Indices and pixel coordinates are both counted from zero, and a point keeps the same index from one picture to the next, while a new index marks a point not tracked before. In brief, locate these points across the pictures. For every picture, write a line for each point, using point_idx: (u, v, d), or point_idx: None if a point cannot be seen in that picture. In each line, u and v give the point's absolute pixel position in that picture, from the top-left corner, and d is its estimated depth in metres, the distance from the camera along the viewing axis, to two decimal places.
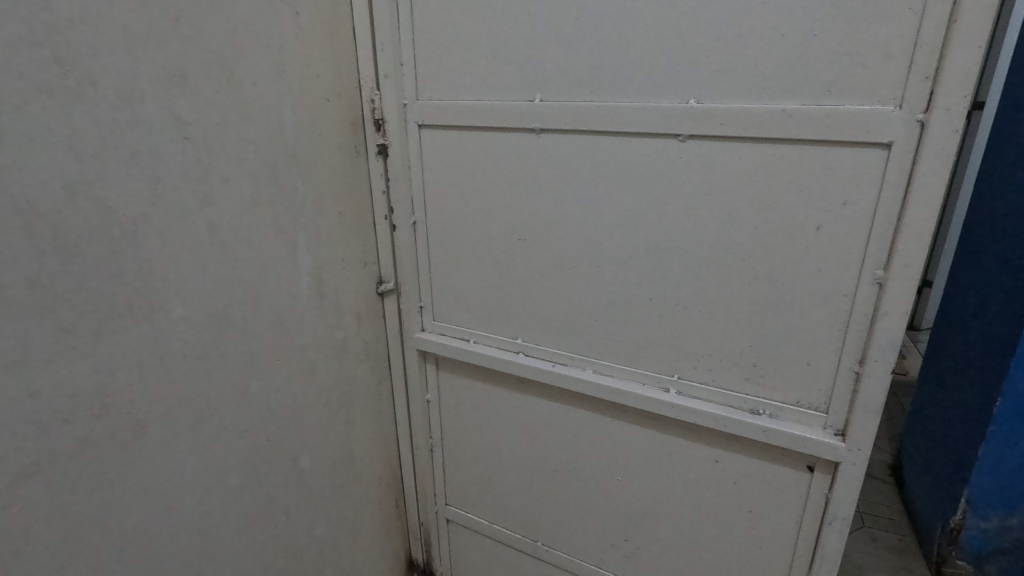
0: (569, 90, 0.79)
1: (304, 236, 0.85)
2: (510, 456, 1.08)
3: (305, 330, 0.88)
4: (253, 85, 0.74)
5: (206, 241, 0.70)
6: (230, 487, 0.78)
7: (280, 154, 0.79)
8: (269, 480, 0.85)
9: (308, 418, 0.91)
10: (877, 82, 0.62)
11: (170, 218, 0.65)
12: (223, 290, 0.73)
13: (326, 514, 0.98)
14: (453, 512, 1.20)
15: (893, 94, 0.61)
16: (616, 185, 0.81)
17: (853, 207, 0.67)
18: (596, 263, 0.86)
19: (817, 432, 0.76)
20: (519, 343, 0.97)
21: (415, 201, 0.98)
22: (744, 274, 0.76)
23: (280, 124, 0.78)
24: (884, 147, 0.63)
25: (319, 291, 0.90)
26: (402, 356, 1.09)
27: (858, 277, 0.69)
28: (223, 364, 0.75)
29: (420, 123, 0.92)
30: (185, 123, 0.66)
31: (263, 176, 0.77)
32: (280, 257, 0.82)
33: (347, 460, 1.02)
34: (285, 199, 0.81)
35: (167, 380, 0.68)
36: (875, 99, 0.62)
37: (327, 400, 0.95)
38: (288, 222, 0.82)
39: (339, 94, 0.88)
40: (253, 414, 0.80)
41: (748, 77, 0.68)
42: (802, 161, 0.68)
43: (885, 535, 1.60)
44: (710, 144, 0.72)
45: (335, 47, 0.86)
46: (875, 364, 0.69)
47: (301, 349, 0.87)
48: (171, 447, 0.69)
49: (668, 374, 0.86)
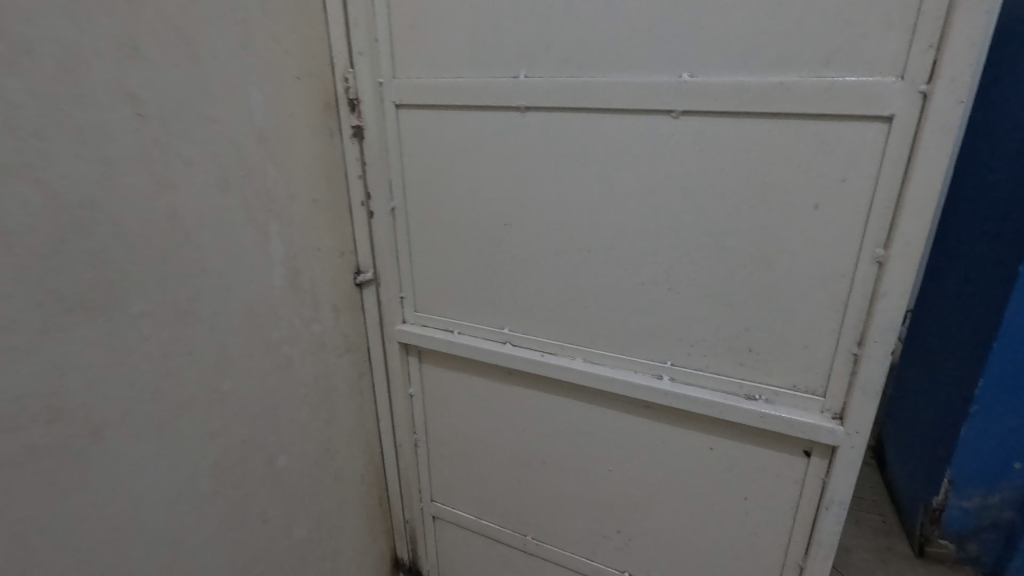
0: (555, 66, 0.76)
1: (276, 223, 0.80)
2: (498, 450, 1.05)
3: (278, 323, 0.83)
4: (213, 59, 0.68)
5: (165, 228, 0.65)
6: (201, 492, 0.73)
7: (246, 135, 0.74)
8: (244, 483, 0.80)
9: (283, 416, 0.86)
10: (878, 51, 0.59)
11: (124, 203, 0.60)
12: (186, 282, 0.68)
13: (304, 515, 0.93)
14: (439, 508, 1.16)
15: (893, 65, 0.59)
16: (605, 165, 0.77)
17: (852, 184, 0.64)
18: (585, 248, 0.83)
19: (814, 417, 0.74)
20: (505, 332, 0.94)
21: (393, 186, 0.93)
22: (738, 256, 0.73)
23: (246, 102, 0.73)
24: (884, 121, 0.61)
25: (294, 282, 0.85)
26: (382, 349, 1.04)
27: (857, 256, 0.66)
28: (190, 360, 0.70)
29: (397, 103, 0.87)
30: (137, 99, 0.60)
31: (229, 158, 0.72)
32: (249, 247, 0.76)
33: (326, 459, 0.97)
34: (254, 184, 0.76)
35: (126, 379, 0.63)
36: (876, 70, 0.60)
37: (304, 397, 0.90)
38: (257, 209, 0.77)
39: (310, 72, 0.83)
40: (223, 413, 0.75)
41: (742, 49, 0.65)
42: (800, 136, 0.65)
43: (869, 516, 1.61)
44: (702, 121, 0.70)
45: (304, 21, 0.80)
46: (875, 346, 0.67)
47: (274, 343, 0.83)
48: (133, 451, 0.64)
49: (660, 360, 0.83)
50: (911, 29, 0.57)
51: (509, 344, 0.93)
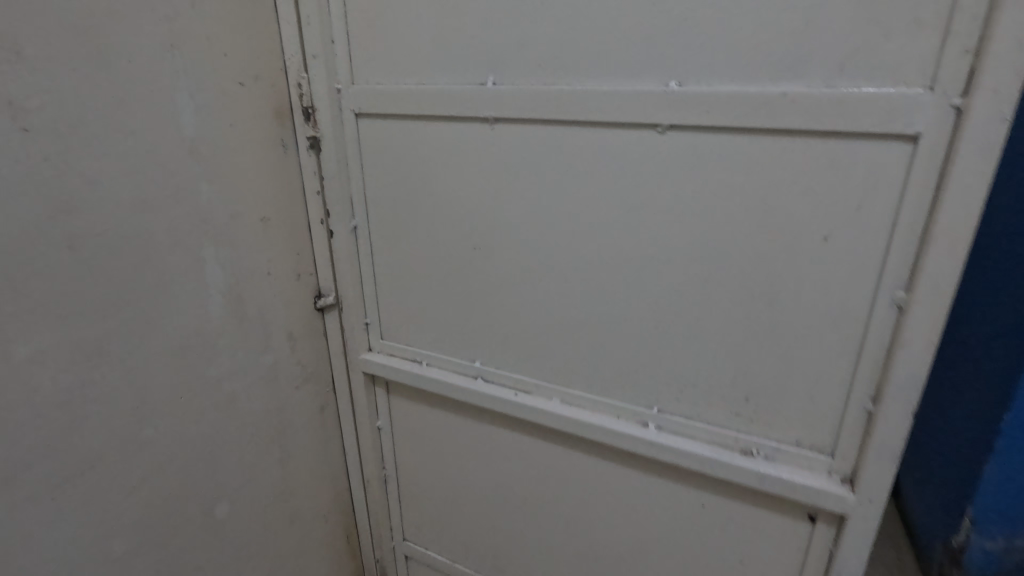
0: (525, 71, 0.66)
1: (216, 246, 0.72)
2: (473, 491, 0.95)
3: (219, 358, 0.74)
4: (129, 63, 0.59)
5: (66, 260, 0.56)
6: (117, 553, 0.65)
7: (174, 150, 0.65)
8: (176, 536, 0.72)
9: (225, 460, 0.77)
10: (904, 56, 0.49)
11: (8, 233, 0.51)
12: (96, 319, 0.59)
13: (253, 564, 0.85)
14: (411, 548, 1.07)
15: (923, 73, 0.49)
16: (584, 185, 0.67)
17: (869, 213, 0.54)
18: (562, 277, 0.73)
19: (821, 479, 0.64)
20: (476, 366, 0.84)
21: (355, 203, 0.84)
22: (734, 293, 0.63)
23: (173, 112, 0.64)
24: (910, 140, 0.51)
25: (238, 310, 0.76)
26: (347, 380, 0.95)
27: (874, 298, 0.56)
28: (103, 406, 0.61)
29: (357, 112, 0.78)
30: (26, 112, 0.51)
31: (153, 175, 0.63)
32: (180, 275, 0.68)
33: (282, 500, 0.89)
34: (185, 204, 0.67)
35: (16, 436, 0.54)
36: (900, 79, 0.50)
37: (252, 436, 0.81)
38: (190, 232, 0.68)
39: (257, 77, 0.74)
40: (148, 464, 0.67)
41: (740, 53, 0.55)
42: (807, 157, 0.55)
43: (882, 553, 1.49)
44: (693, 136, 0.60)
45: (249, 19, 0.71)
46: (894, 404, 0.57)
47: (214, 380, 0.74)
48: (26, 517, 0.56)
49: (645, 407, 0.73)
50: (944, 30, 0.47)
51: (480, 380, 0.84)
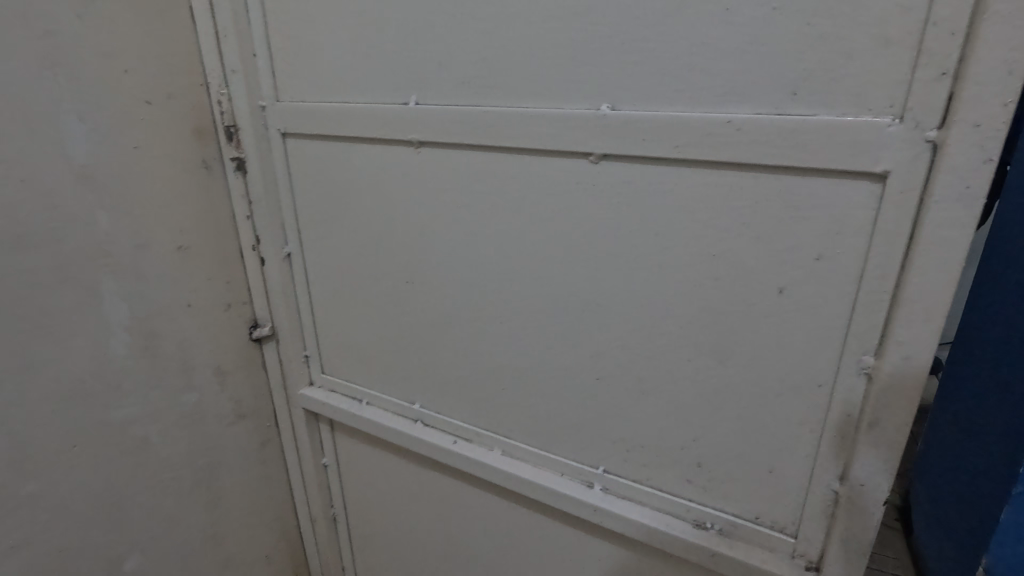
0: (446, 89, 0.58)
1: (118, 281, 0.65)
2: (421, 539, 0.88)
3: (123, 402, 0.68)
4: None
5: None
6: None
7: (60, 179, 0.59)
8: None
9: (134, 509, 0.72)
10: (869, 79, 0.40)
11: None
12: None
13: None
14: None
15: (891, 100, 0.40)
16: (515, 218, 0.59)
17: (831, 264, 0.45)
18: (498, 319, 0.65)
19: (782, 562, 0.55)
20: (416, 409, 0.77)
21: (287, 228, 0.77)
22: (681, 347, 0.54)
23: (57, 138, 0.58)
24: (878, 179, 0.42)
25: (149, 348, 0.70)
26: (289, 415, 0.89)
27: (839, 363, 0.47)
28: None
29: (283, 131, 0.71)
30: None
31: (31, 207, 0.57)
32: (72, 315, 0.62)
33: (211, 546, 0.83)
34: (77, 238, 0.61)
35: None
36: (866, 107, 0.41)
37: (171, 481, 0.76)
38: (83, 268, 0.62)
39: (169, 95, 0.67)
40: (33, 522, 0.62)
41: (679, 73, 0.46)
42: (758, 196, 0.46)
43: None
44: (630, 167, 0.51)
45: (155, 32, 0.65)
46: (862, 489, 0.48)
47: (117, 426, 0.68)
48: None
49: (591, 466, 0.65)
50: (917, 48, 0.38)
51: (420, 425, 0.77)
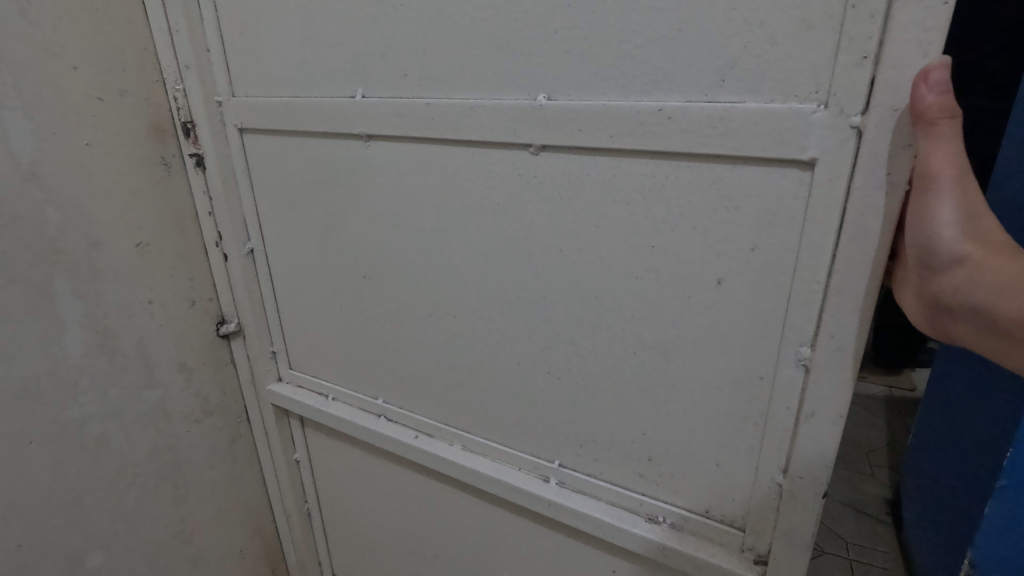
0: (391, 82, 0.57)
1: (73, 279, 0.66)
2: (391, 534, 0.88)
3: (82, 399, 0.69)
4: None
5: None
6: None
7: (9, 177, 0.59)
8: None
9: (98, 506, 0.72)
10: (795, 65, 0.39)
11: None
12: None
13: None
14: None
15: (816, 86, 0.39)
16: (462, 212, 0.59)
17: (766, 255, 0.45)
18: (450, 313, 0.64)
19: (731, 556, 0.55)
20: (379, 404, 0.77)
21: (249, 225, 0.77)
22: (626, 340, 0.54)
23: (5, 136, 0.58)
24: (805, 167, 0.41)
25: (107, 346, 0.70)
26: (258, 411, 0.89)
27: (777, 355, 0.47)
28: None
29: (239, 127, 0.71)
30: None
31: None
32: (25, 313, 0.62)
33: (179, 543, 0.83)
34: (28, 236, 0.61)
35: None
36: (792, 93, 0.40)
37: (135, 478, 0.76)
38: (36, 266, 0.62)
39: (123, 91, 0.67)
40: None
41: (611, 62, 0.46)
42: (693, 187, 0.46)
43: None
44: (569, 159, 0.50)
45: (106, 28, 0.65)
46: (802, 482, 0.48)
47: (76, 424, 0.69)
48: None
49: (547, 460, 0.65)
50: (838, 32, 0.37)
51: (384, 421, 0.76)
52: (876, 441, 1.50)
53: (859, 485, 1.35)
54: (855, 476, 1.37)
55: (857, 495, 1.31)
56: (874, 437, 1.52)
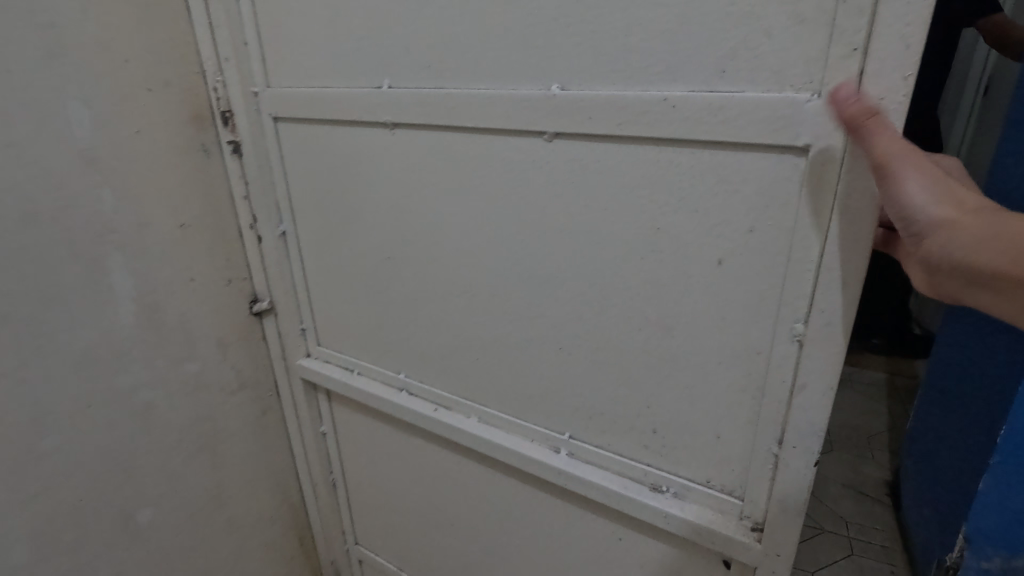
0: (415, 73, 0.61)
1: (124, 256, 0.72)
2: (412, 503, 0.93)
3: (133, 367, 0.75)
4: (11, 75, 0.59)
5: None
6: (25, 557, 0.68)
7: (69, 160, 0.65)
8: (86, 543, 0.74)
9: (145, 466, 0.79)
10: (788, 56, 0.42)
11: None
12: None
13: (186, 567, 0.87)
14: (363, 552, 1.07)
15: (808, 75, 0.42)
16: (480, 195, 0.63)
17: (762, 236, 0.48)
18: (470, 292, 0.68)
19: (728, 523, 0.58)
20: (401, 378, 0.81)
21: (281, 208, 0.82)
22: (632, 317, 0.57)
23: (65, 124, 0.64)
24: (800, 153, 0.44)
25: (154, 319, 0.76)
26: (288, 385, 0.95)
27: (773, 331, 0.49)
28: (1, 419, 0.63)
29: (274, 115, 0.76)
30: None
31: (42, 186, 0.63)
32: (85, 286, 0.68)
33: (216, 505, 0.90)
34: (85, 215, 0.67)
35: None
36: (786, 83, 0.43)
37: (178, 442, 0.82)
38: (92, 243, 0.68)
39: (169, 82, 0.73)
40: (55, 471, 0.69)
41: (619, 53, 0.49)
42: (695, 171, 0.49)
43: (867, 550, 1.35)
44: (580, 145, 0.54)
45: (155, 22, 0.70)
46: (794, 450, 0.51)
47: (126, 389, 0.75)
48: None
49: (558, 432, 0.68)
50: (829, 25, 0.40)
51: (405, 394, 0.81)
52: (881, 427, 1.80)
53: (862, 469, 1.62)
54: (856, 460, 1.67)
55: (860, 479, 1.59)
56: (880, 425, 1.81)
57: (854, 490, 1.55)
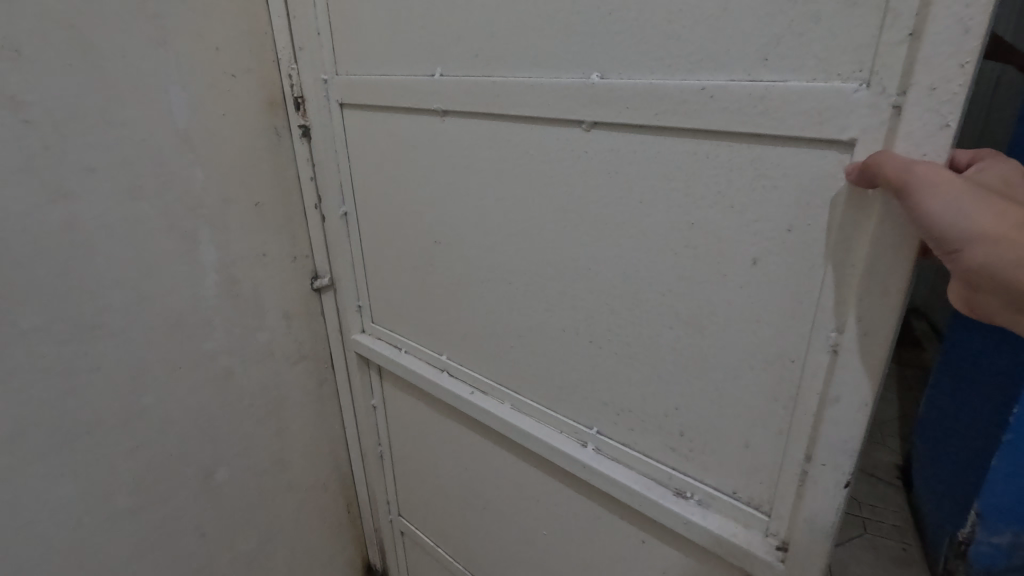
0: (466, 62, 0.62)
1: (208, 228, 0.79)
2: (449, 481, 0.96)
3: (211, 330, 0.82)
4: (120, 61, 0.66)
5: (65, 238, 0.65)
6: (117, 494, 0.76)
7: (164, 138, 0.72)
8: (170, 490, 0.82)
9: (217, 422, 0.86)
10: (839, 43, 0.39)
11: (11, 215, 0.61)
12: (95, 290, 0.69)
13: (249, 519, 0.94)
14: (405, 524, 1.11)
15: (859, 64, 0.39)
16: (522, 183, 0.63)
17: (802, 236, 0.45)
18: (507, 279, 0.69)
19: (752, 538, 0.55)
20: (444, 359, 0.84)
21: (340, 190, 0.87)
22: (665, 315, 0.56)
23: (162, 106, 0.71)
24: (845, 148, 0.41)
25: (229, 287, 0.83)
26: (344, 358, 1.00)
27: (810, 339, 0.46)
28: (100, 369, 0.71)
29: (340, 102, 0.80)
30: (24, 106, 0.60)
31: (142, 162, 0.70)
32: (174, 255, 0.76)
33: (277, 465, 0.97)
34: (177, 190, 0.74)
35: (25, 388, 0.65)
36: (835, 73, 0.40)
37: (246, 403, 0.89)
38: (182, 216, 0.75)
39: (249, 70, 0.79)
40: (143, 419, 0.77)
41: (661, 41, 0.47)
42: (733, 165, 0.47)
43: (880, 534, 1.35)
44: (620, 136, 0.53)
45: (241, 14, 0.76)
46: (825, 469, 0.48)
47: (205, 351, 0.82)
48: (32, 456, 0.67)
49: (586, 425, 0.68)
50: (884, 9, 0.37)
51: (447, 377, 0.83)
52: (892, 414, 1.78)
53: (873, 453, 1.62)
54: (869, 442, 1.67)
55: (871, 462, 1.59)
56: (890, 413, 1.79)
57: (867, 475, 1.53)
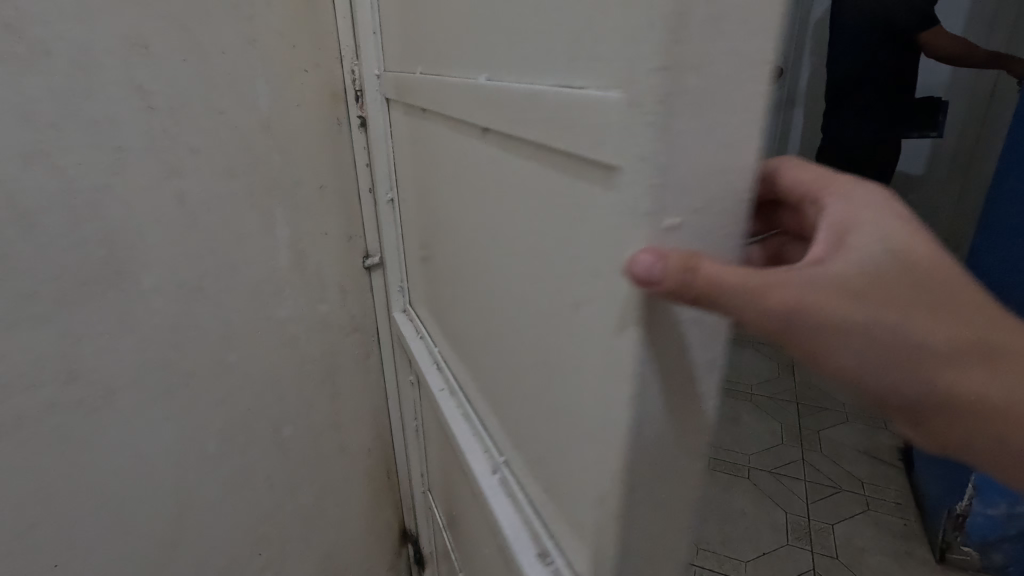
0: (434, 61, 0.64)
1: (285, 208, 0.85)
2: (445, 470, 1.01)
3: (286, 303, 0.89)
4: (223, 55, 0.71)
5: (177, 213, 0.70)
6: (207, 453, 0.82)
7: (253, 125, 0.77)
8: (250, 448, 0.88)
9: (288, 389, 0.92)
10: (605, 42, 0.34)
11: (132, 187, 0.65)
12: (201, 259, 0.75)
13: (310, 481, 1.01)
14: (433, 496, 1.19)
15: (623, 68, 0.33)
16: (461, 193, 0.65)
17: (599, 278, 0.39)
18: (462, 279, 0.72)
19: None
20: (434, 352, 0.91)
21: (384, 177, 0.94)
22: (532, 343, 0.53)
23: (254, 96, 0.76)
24: (611, 172, 0.35)
25: (302, 264, 0.90)
26: (389, 330, 1.09)
27: (603, 397, 0.42)
28: (197, 335, 0.77)
29: (385, 97, 0.87)
30: (148, 93, 0.65)
31: (252, 140, 0.77)
32: (261, 232, 0.82)
33: (333, 429, 1.04)
34: (264, 172, 0.80)
35: (139, 349, 0.70)
36: (598, 80, 0.35)
37: (311, 372, 0.96)
38: (267, 197, 0.81)
39: (320, 65, 0.85)
40: (230, 385, 0.83)
41: (520, 41, 0.44)
42: (554, 184, 0.43)
43: (880, 502, 1.69)
44: (500, 148, 0.52)
45: (317, 15, 0.83)
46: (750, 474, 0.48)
47: (280, 321, 0.88)
48: (142, 411, 0.72)
49: (500, 453, 0.70)
50: None
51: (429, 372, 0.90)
52: None
53: (876, 437, 1.95)
54: (871, 430, 1.99)
55: (874, 446, 1.92)
56: None
57: (870, 456, 1.87)
